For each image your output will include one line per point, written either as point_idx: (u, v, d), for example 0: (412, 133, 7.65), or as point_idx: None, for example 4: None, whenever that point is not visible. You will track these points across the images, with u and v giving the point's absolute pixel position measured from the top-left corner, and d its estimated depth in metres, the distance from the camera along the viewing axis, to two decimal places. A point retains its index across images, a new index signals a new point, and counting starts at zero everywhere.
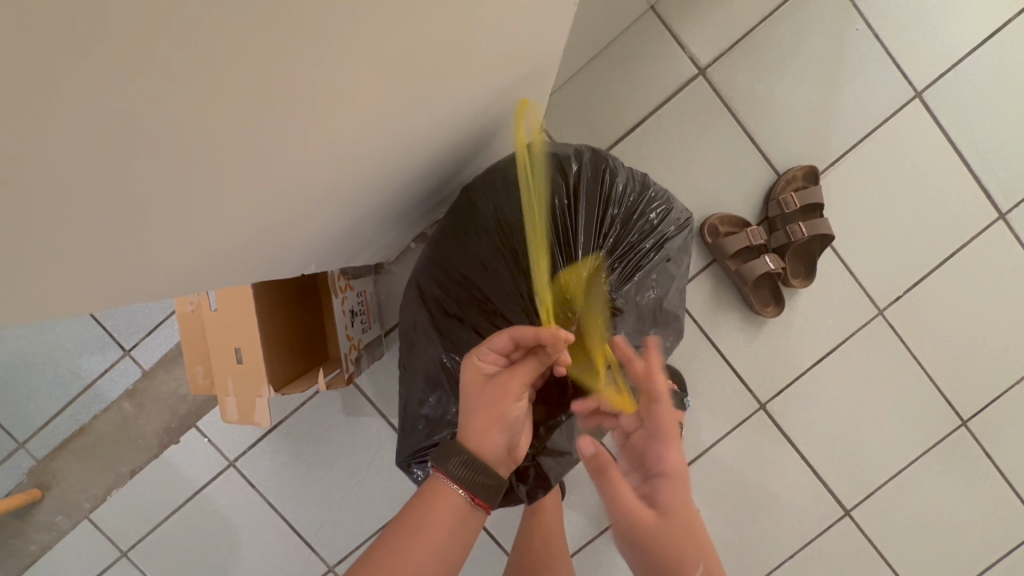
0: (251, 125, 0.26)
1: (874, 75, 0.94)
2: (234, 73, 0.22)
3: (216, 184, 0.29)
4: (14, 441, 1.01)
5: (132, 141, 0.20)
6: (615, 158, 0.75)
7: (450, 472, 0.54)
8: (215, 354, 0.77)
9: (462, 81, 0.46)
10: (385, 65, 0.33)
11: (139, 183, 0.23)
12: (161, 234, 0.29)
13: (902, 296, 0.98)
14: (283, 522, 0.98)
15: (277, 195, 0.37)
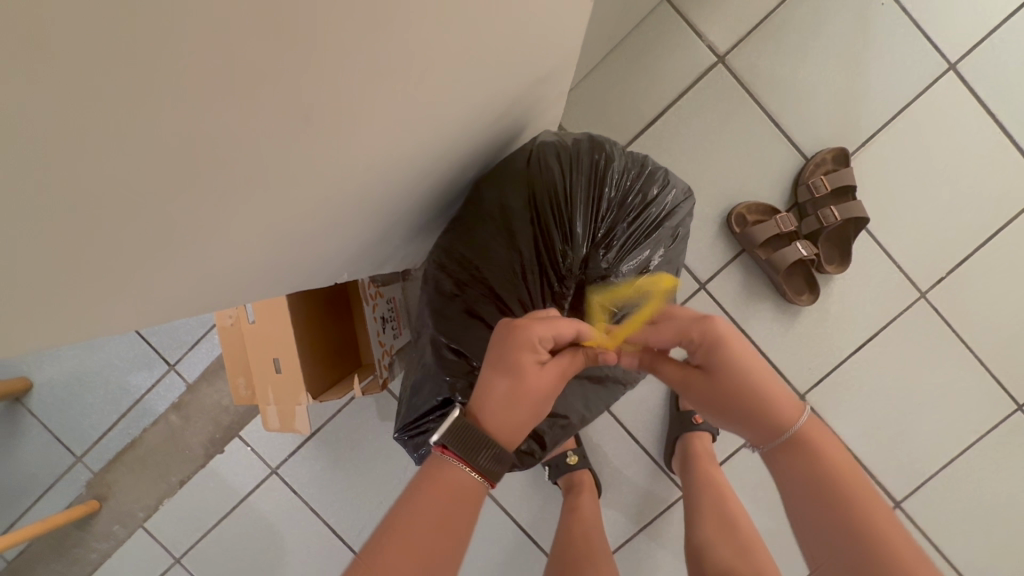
0: (275, 145, 0.27)
1: (904, 50, 0.91)
2: (257, 96, 0.23)
3: (247, 202, 0.30)
4: (72, 456, 1.07)
5: (162, 165, 0.21)
6: (614, 141, 0.72)
7: (478, 464, 0.47)
8: (255, 365, 0.80)
9: (479, 87, 0.46)
10: (404, 75, 0.34)
11: (172, 204, 0.24)
12: (197, 252, 0.30)
13: (945, 278, 0.94)
14: (325, 526, 1.00)
15: (305, 208, 0.38)
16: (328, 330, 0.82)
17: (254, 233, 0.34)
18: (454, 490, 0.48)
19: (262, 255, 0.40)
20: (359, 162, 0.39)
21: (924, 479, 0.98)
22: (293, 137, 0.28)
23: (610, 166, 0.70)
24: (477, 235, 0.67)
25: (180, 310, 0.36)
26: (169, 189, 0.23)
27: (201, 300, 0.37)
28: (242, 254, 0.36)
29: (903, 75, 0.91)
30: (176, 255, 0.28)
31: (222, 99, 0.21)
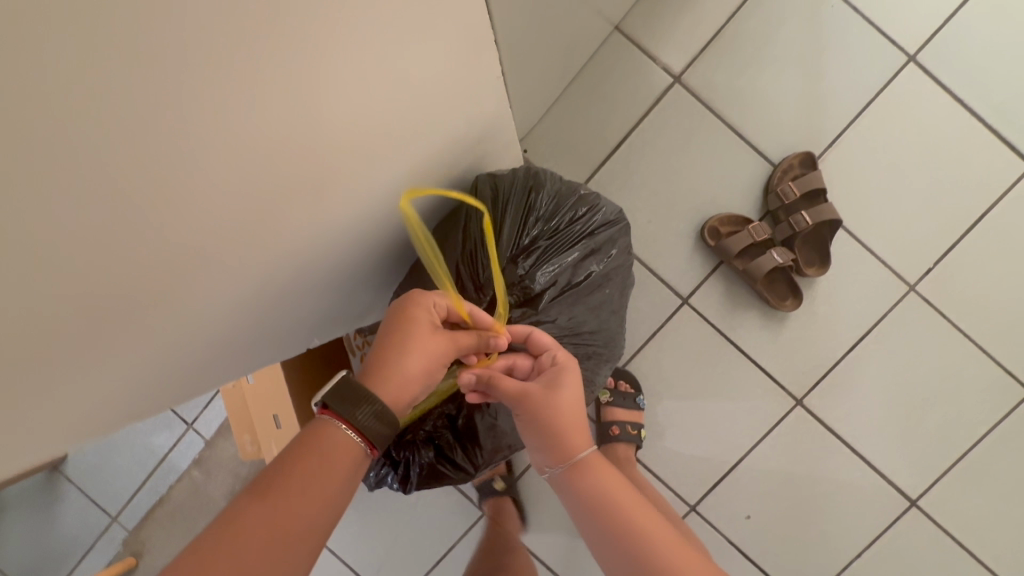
0: (175, 247, 0.31)
1: (860, 48, 0.91)
2: (137, 219, 0.26)
3: (164, 295, 0.34)
4: (108, 517, 1.14)
5: (48, 298, 0.25)
6: (547, 170, 0.70)
7: (357, 421, 0.46)
8: (258, 422, 0.85)
9: (406, 157, 0.50)
10: (306, 173, 0.37)
11: (76, 312, 0.28)
12: (123, 341, 0.34)
13: (932, 269, 0.93)
14: (344, 568, 1.03)
15: (239, 293, 0.42)
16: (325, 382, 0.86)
17: (187, 316, 0.38)
18: (338, 457, 0.46)
19: (210, 332, 0.44)
20: (286, 242, 0.43)
21: (939, 475, 0.95)
22: (193, 238, 0.32)
23: (541, 193, 0.67)
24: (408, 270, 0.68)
25: (129, 387, 0.40)
26: (67, 304, 0.26)
27: (149, 375, 0.41)
28: (182, 335, 0.40)
29: (862, 73, 0.92)
30: (99, 345, 0.32)
31: (98, 231, 0.24)
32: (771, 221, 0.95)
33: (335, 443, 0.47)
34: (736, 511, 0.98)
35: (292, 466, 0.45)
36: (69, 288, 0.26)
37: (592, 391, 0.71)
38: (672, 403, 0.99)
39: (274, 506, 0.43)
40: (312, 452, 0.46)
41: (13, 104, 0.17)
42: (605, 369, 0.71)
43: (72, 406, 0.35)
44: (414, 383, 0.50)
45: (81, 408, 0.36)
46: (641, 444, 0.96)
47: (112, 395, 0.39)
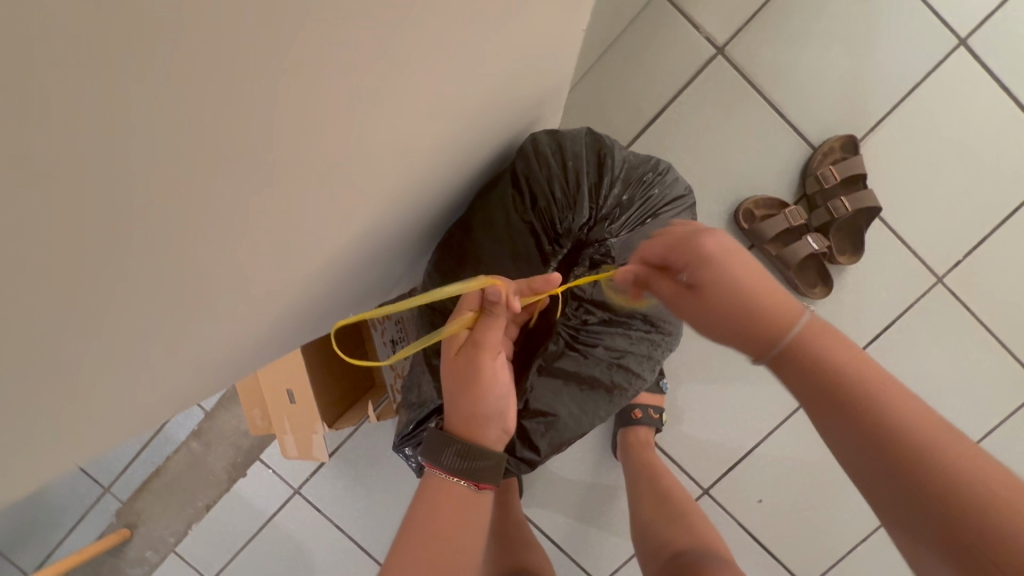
0: (259, 218, 0.27)
1: (911, 27, 0.88)
2: (232, 187, 0.22)
3: (239, 274, 0.29)
4: (100, 487, 1.10)
5: (138, 299, 0.21)
6: (615, 140, 0.68)
7: (443, 463, 0.55)
8: (269, 396, 0.80)
9: (463, 115, 0.45)
10: (381, 128, 0.33)
11: (169, 303, 0.24)
12: (197, 331, 0.30)
13: (961, 261, 0.92)
14: (352, 542, 1.01)
15: (294, 271, 0.38)
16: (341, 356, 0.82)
17: (252, 297, 0.34)
18: (467, 502, 0.56)
19: (263, 314, 0.40)
20: (347, 210, 0.38)
21: None
22: (274, 207, 0.27)
23: (612, 164, 0.65)
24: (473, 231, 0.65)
25: (186, 375, 0.36)
26: (160, 294, 0.22)
27: (205, 362, 0.37)
28: (243, 318, 0.36)
29: (912, 54, 0.88)
30: (180, 336, 0.28)
31: (201, 201, 0.20)
32: (806, 205, 0.93)
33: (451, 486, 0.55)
34: (749, 494, 0.98)
35: (439, 519, 0.53)
36: (166, 274, 0.22)
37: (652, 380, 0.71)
38: (690, 387, 0.98)
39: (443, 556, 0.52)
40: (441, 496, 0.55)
41: (135, 37, 0.13)
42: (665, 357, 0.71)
43: (136, 401, 0.31)
44: (466, 413, 0.55)
45: (144, 404, 0.32)
46: (661, 428, 0.95)
47: (171, 388, 0.35)
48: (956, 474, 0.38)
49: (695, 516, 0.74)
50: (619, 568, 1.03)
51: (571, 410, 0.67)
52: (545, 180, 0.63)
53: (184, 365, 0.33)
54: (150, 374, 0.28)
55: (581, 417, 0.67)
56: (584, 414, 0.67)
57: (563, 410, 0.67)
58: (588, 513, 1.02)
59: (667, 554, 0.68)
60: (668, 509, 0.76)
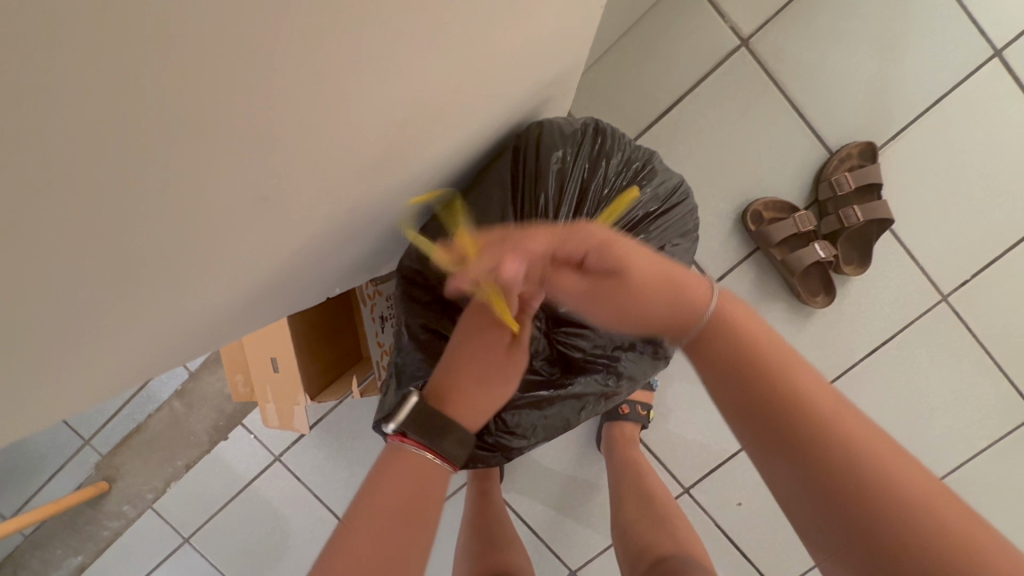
0: (228, 172, 0.25)
1: (946, 34, 0.84)
2: (180, 138, 0.20)
3: (199, 235, 0.27)
4: (82, 438, 1.11)
5: (69, 228, 0.19)
6: (618, 136, 0.65)
7: (438, 447, 0.52)
8: (252, 363, 0.79)
9: (466, 89, 0.42)
10: (372, 88, 0.30)
11: (107, 250, 0.22)
12: (155, 286, 0.28)
13: (968, 281, 0.90)
14: (328, 512, 1.01)
15: (272, 236, 0.36)
16: (327, 330, 0.80)
17: (217, 261, 0.32)
18: (432, 481, 0.52)
19: (235, 280, 0.38)
20: (331, 180, 0.36)
21: None
22: (238, 169, 0.25)
23: (610, 163, 0.64)
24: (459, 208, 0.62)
25: (146, 335, 0.34)
26: (90, 242, 0.20)
27: (167, 323, 0.35)
28: (210, 283, 0.34)
29: (943, 62, 0.84)
30: (125, 292, 0.26)
31: (138, 148, 0.18)
32: (816, 212, 0.91)
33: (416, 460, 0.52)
34: (729, 497, 0.98)
35: (404, 494, 0.49)
36: (109, 208, 0.20)
37: (638, 387, 0.68)
38: (678, 386, 0.97)
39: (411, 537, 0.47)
40: (398, 466, 0.51)
41: None
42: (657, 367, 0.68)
43: (85, 354, 0.29)
44: (477, 397, 0.54)
45: (97, 356, 0.30)
46: (647, 425, 0.94)
47: (132, 342, 0.33)
48: (884, 476, 0.33)
49: (678, 521, 0.74)
50: (593, 559, 1.03)
51: (557, 409, 0.65)
52: (544, 161, 0.60)
53: (139, 322, 0.31)
54: (88, 327, 0.26)
55: (559, 416, 0.65)
56: (567, 412, 0.65)
57: (545, 408, 0.64)
58: (566, 503, 1.02)
59: (648, 560, 0.67)
60: (651, 510, 0.76)
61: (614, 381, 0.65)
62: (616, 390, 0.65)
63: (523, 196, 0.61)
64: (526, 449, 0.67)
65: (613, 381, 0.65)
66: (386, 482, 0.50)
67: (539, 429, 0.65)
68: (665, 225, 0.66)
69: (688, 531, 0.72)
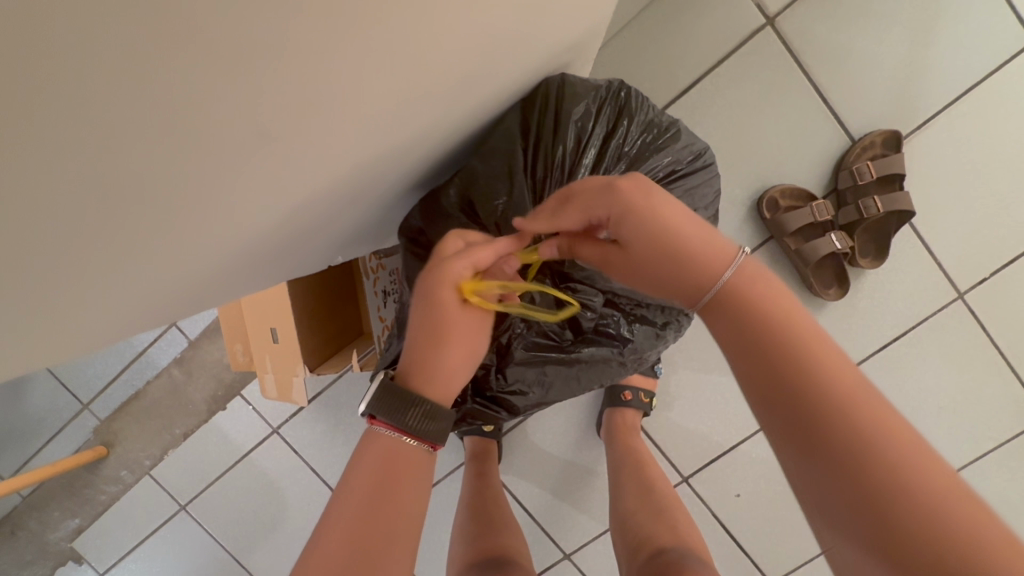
0: (247, 122, 0.24)
1: (983, 19, 0.80)
2: (204, 84, 0.19)
3: (213, 187, 0.27)
4: (80, 403, 1.11)
5: (95, 172, 0.18)
6: (641, 97, 0.63)
7: (406, 425, 0.46)
8: (252, 332, 0.78)
9: (484, 48, 0.40)
10: (391, 36, 0.28)
11: (130, 196, 0.21)
12: (164, 237, 0.27)
13: (986, 279, 0.87)
14: (325, 486, 1.01)
15: (280, 193, 0.34)
16: (328, 302, 0.79)
17: (214, 215, 0.30)
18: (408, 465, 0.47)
19: (233, 237, 0.35)
20: (343, 136, 0.34)
21: None
22: (246, 113, 0.23)
23: (631, 122, 0.61)
24: (471, 162, 0.59)
25: (135, 293, 0.32)
26: (70, 185, 0.18)
27: (159, 283, 0.33)
28: (217, 238, 0.33)
29: (977, 49, 0.81)
30: (122, 247, 0.25)
31: (124, 76, 0.16)
32: (834, 201, 0.88)
33: (391, 444, 0.47)
34: (727, 488, 0.97)
35: (377, 487, 0.44)
36: (135, 154, 0.19)
37: (642, 364, 0.67)
38: (680, 375, 0.96)
39: (390, 523, 0.43)
40: (373, 452, 0.47)
41: None
42: (667, 343, 0.67)
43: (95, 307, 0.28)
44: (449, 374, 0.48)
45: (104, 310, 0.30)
46: (649, 412, 0.94)
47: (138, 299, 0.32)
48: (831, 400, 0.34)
49: (675, 511, 0.73)
50: (588, 544, 1.03)
51: (560, 372, 0.63)
52: (563, 113, 0.58)
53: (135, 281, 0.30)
54: (93, 279, 0.26)
55: (563, 382, 0.64)
56: (571, 377, 0.64)
57: (550, 366, 0.63)
58: (563, 488, 1.02)
59: (646, 552, 0.66)
60: (651, 499, 0.75)
61: (623, 351, 0.63)
62: (623, 359, 0.64)
63: (537, 145, 0.58)
64: (524, 412, 0.67)
65: (621, 351, 0.63)
66: (356, 475, 0.45)
67: (540, 387, 0.64)
68: (686, 189, 0.63)
69: (686, 518, 0.72)
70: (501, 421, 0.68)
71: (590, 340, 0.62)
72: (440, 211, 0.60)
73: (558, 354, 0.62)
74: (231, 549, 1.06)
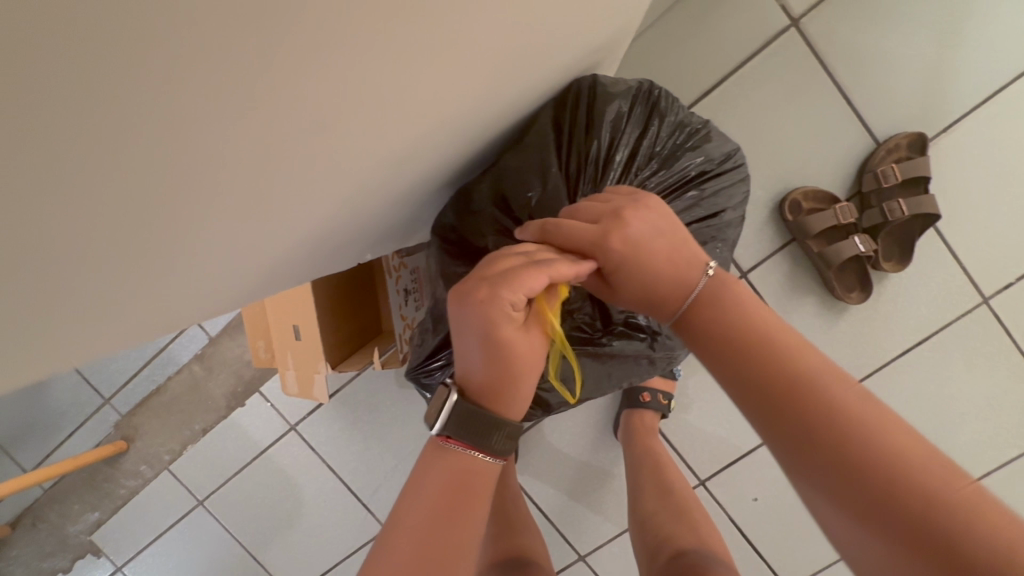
0: (299, 117, 0.24)
1: (1012, 21, 0.79)
2: (266, 78, 0.19)
3: (263, 183, 0.27)
4: (101, 397, 1.12)
5: (164, 167, 0.18)
6: (672, 97, 0.63)
7: (489, 448, 0.49)
8: (274, 329, 0.79)
9: (519, 46, 0.40)
10: (437, 32, 0.29)
11: (191, 192, 0.22)
12: (216, 235, 0.28)
13: (1012, 284, 0.86)
14: (341, 483, 1.01)
15: (321, 190, 0.35)
16: (350, 300, 0.79)
17: (256, 213, 0.30)
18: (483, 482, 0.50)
19: (271, 234, 0.36)
20: (384, 133, 0.34)
21: None
22: (298, 107, 0.23)
23: (662, 123, 0.61)
24: (504, 158, 0.59)
25: (180, 292, 0.32)
26: (138, 182, 0.18)
27: (203, 279, 0.34)
28: (259, 235, 0.34)
29: (1005, 51, 0.80)
30: (180, 245, 0.25)
31: (199, 71, 0.16)
32: (857, 203, 0.88)
33: (467, 459, 0.50)
34: (744, 492, 0.97)
35: (459, 499, 0.48)
36: (198, 148, 0.19)
37: (671, 361, 0.67)
38: (698, 377, 0.95)
39: (470, 532, 0.47)
40: (450, 467, 0.49)
41: None
42: None
43: (147, 303, 0.29)
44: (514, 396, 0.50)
45: (154, 306, 0.30)
46: (667, 414, 0.93)
47: (183, 295, 0.33)
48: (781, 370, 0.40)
49: (696, 513, 0.72)
50: (603, 546, 1.02)
51: (590, 367, 0.62)
52: (596, 113, 0.58)
53: (186, 278, 0.30)
54: (153, 279, 0.26)
55: (593, 377, 0.63)
56: (602, 372, 0.63)
57: (581, 361, 0.62)
58: (579, 489, 1.02)
59: (668, 554, 0.66)
60: (671, 500, 0.75)
61: (652, 346, 0.63)
62: (651, 354, 0.64)
63: (570, 144, 0.58)
64: (553, 407, 0.66)
65: (650, 346, 0.63)
66: (439, 491, 0.48)
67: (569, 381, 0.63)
68: (717, 189, 0.63)
69: (707, 521, 0.71)
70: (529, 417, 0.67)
71: (620, 334, 0.62)
72: (471, 206, 0.60)
73: (589, 348, 0.61)
74: (248, 544, 1.07)
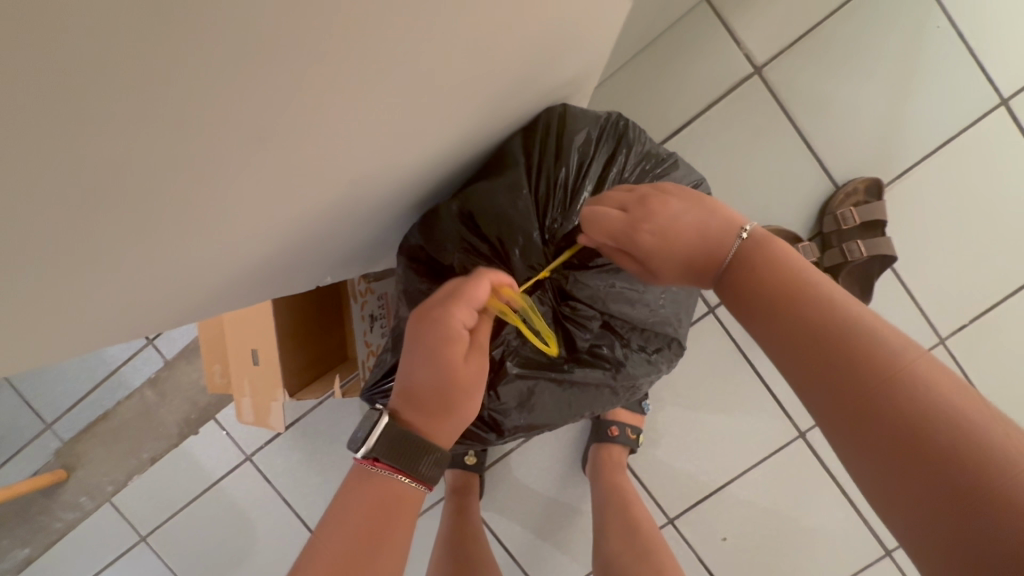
0: (249, 134, 0.24)
1: (957, 78, 0.85)
2: (208, 93, 0.19)
3: (211, 201, 0.26)
4: (44, 422, 1.06)
5: (96, 176, 0.18)
6: (639, 128, 0.65)
7: (416, 470, 0.46)
8: (231, 353, 0.76)
9: (485, 76, 0.41)
10: (393, 57, 0.29)
11: (126, 205, 0.21)
12: (157, 251, 0.27)
13: (967, 325, 0.89)
14: (297, 519, 0.96)
15: (275, 210, 0.34)
16: (313, 325, 0.78)
17: (203, 231, 0.29)
18: (409, 509, 0.47)
19: (220, 253, 0.35)
20: (340, 155, 0.34)
21: None
22: (247, 124, 0.23)
23: (629, 151, 0.62)
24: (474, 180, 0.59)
25: (115, 310, 0.30)
26: (65, 193, 0.17)
27: (144, 298, 0.32)
28: (209, 253, 0.33)
29: (952, 105, 0.85)
30: (113, 259, 0.24)
31: (132, 81, 0.16)
32: (819, 243, 0.91)
33: (383, 489, 0.46)
34: (714, 531, 0.95)
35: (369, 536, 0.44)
36: (135, 161, 0.19)
37: (632, 391, 0.67)
38: (667, 411, 0.95)
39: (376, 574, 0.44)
40: (365, 497, 0.46)
41: None
42: (656, 373, 0.67)
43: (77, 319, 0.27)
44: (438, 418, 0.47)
45: (85, 322, 0.29)
46: (636, 449, 0.92)
47: (120, 313, 0.31)
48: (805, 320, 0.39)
49: (662, 553, 0.70)
50: None
51: (552, 396, 0.62)
52: (564, 138, 0.59)
53: (122, 295, 0.29)
54: (81, 292, 0.25)
55: (553, 403, 0.62)
56: (562, 398, 0.62)
57: (543, 386, 0.61)
58: (546, 527, 0.98)
59: None
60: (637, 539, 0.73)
61: (614, 375, 0.63)
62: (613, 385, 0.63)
63: (539, 166, 0.58)
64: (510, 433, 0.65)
65: (613, 375, 0.63)
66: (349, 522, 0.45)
67: (529, 406, 0.62)
68: None
69: (672, 560, 0.70)
70: (486, 443, 0.65)
71: (583, 362, 0.62)
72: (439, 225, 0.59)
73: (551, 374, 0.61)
74: None
